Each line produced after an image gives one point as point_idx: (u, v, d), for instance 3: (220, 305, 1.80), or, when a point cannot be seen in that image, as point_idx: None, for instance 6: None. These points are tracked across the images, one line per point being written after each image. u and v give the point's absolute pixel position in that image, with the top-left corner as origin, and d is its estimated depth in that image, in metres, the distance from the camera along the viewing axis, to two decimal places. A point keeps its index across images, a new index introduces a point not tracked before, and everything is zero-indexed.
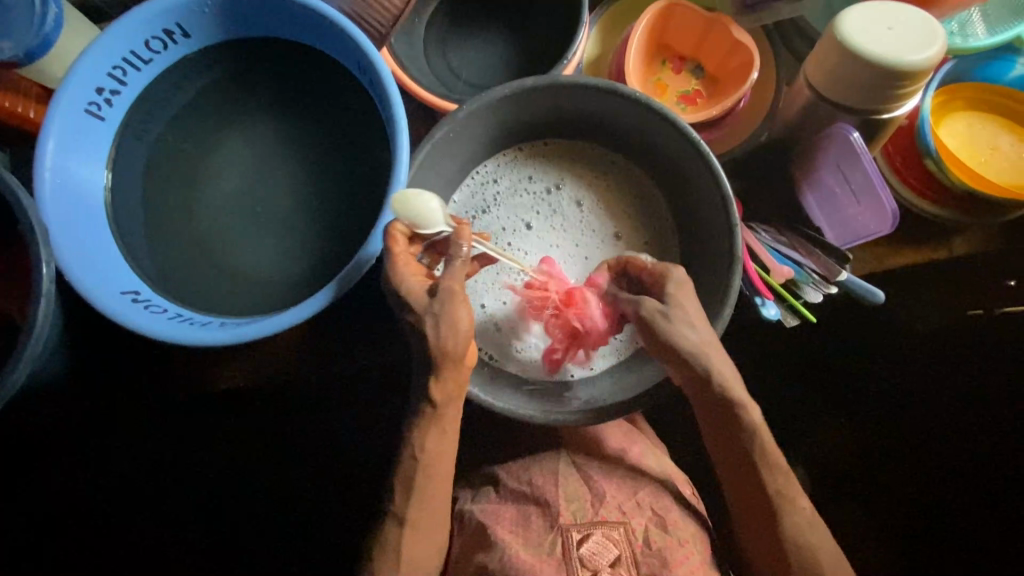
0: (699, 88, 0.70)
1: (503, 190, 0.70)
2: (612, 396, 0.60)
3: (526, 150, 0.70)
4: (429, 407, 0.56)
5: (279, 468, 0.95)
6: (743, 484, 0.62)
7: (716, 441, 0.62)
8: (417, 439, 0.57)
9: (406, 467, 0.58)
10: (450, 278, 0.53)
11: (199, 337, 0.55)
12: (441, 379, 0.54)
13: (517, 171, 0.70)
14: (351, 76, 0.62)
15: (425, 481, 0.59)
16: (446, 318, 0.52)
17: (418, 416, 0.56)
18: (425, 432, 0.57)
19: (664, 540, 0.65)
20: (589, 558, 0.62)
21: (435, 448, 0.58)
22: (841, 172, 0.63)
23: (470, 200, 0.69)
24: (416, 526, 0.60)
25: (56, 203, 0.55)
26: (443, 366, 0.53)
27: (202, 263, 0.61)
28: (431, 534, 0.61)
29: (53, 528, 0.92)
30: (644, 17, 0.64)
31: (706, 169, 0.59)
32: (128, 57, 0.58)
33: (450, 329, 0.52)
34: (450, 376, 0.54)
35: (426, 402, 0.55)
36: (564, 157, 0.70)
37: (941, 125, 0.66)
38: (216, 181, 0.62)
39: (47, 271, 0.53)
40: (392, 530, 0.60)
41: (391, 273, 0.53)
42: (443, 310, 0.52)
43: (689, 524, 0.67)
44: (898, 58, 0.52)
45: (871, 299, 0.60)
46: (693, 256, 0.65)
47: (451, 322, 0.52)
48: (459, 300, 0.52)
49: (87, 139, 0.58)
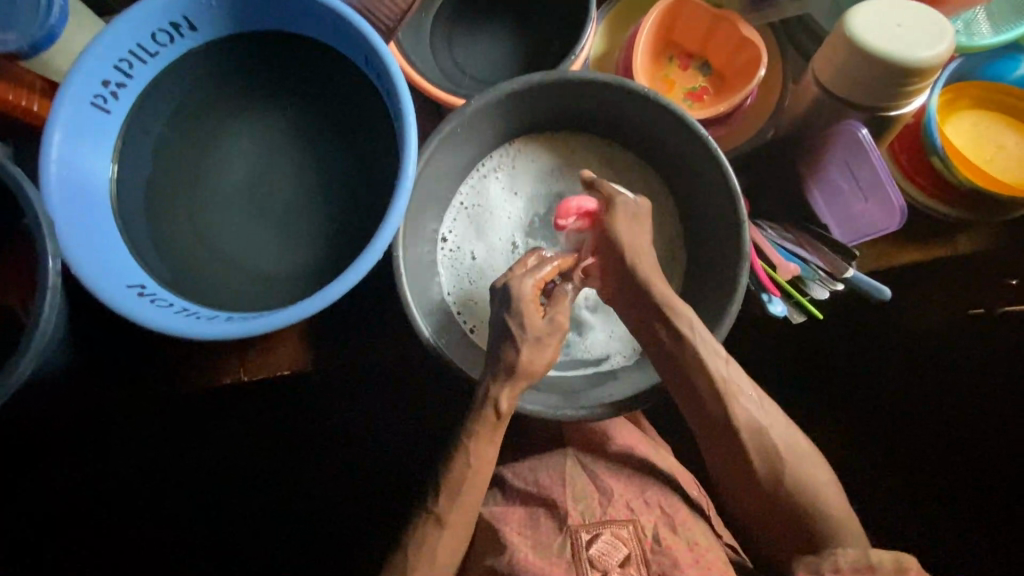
0: (706, 84, 0.69)
1: (538, 173, 0.69)
2: (619, 391, 0.61)
3: (567, 141, 0.69)
4: (491, 413, 0.56)
5: (285, 463, 0.95)
6: (736, 461, 0.59)
7: (704, 428, 0.60)
8: (473, 446, 0.57)
9: (456, 470, 0.58)
10: (563, 315, 0.57)
11: (205, 330, 0.55)
12: (513, 390, 0.56)
13: (539, 167, 0.69)
14: (358, 70, 0.62)
15: (467, 479, 0.58)
16: (537, 345, 0.56)
17: (477, 420, 0.57)
18: (480, 440, 0.57)
19: (672, 539, 0.64)
20: (598, 559, 0.62)
21: (485, 453, 0.58)
22: (849, 169, 0.63)
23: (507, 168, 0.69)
24: (455, 527, 0.58)
25: (63, 196, 0.55)
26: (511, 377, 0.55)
27: (207, 257, 0.61)
28: (456, 540, 0.59)
29: (52, 528, 0.92)
30: (651, 13, 0.64)
31: (717, 169, 0.59)
32: (134, 50, 0.58)
33: (541, 354, 0.56)
34: (521, 387, 0.56)
35: (493, 411, 0.56)
36: (598, 160, 0.69)
37: (946, 122, 0.66)
38: (222, 175, 0.62)
39: (54, 265, 0.54)
40: (429, 527, 0.58)
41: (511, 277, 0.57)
42: (547, 339, 0.56)
43: (699, 524, 0.67)
44: (909, 55, 0.52)
45: (877, 295, 0.60)
46: (699, 252, 0.65)
47: (541, 348, 0.56)
48: (555, 339, 0.56)
49: (92, 131, 0.57)
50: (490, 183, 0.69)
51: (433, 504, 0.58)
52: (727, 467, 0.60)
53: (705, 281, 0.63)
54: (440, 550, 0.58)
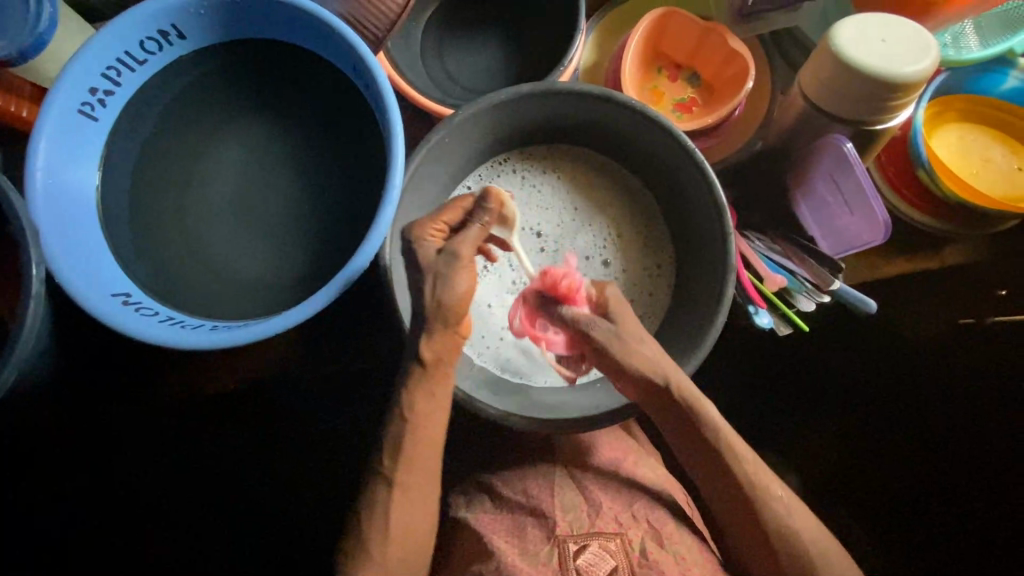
0: (695, 96, 0.70)
1: (557, 182, 0.69)
2: (608, 401, 0.60)
3: (580, 155, 0.70)
4: (418, 366, 0.55)
5: (274, 468, 0.93)
6: (750, 527, 0.61)
7: (704, 476, 0.62)
8: (412, 397, 0.56)
9: (394, 434, 0.57)
10: (462, 245, 0.53)
11: (189, 340, 0.55)
12: (433, 337, 0.53)
13: (556, 174, 0.69)
14: (347, 79, 0.62)
15: (411, 441, 0.57)
16: (446, 282, 0.52)
17: (406, 373, 0.55)
18: (414, 393, 0.56)
19: (660, 553, 0.64)
20: (585, 569, 0.63)
21: (423, 408, 0.56)
22: (834, 182, 0.63)
23: (526, 167, 0.69)
24: (408, 492, 0.58)
25: (48, 203, 0.55)
26: (433, 324, 0.53)
27: (192, 265, 0.61)
28: (416, 521, 0.59)
29: (55, 528, 0.90)
30: (640, 24, 0.64)
31: (704, 182, 0.59)
32: (122, 57, 0.58)
33: (447, 293, 0.52)
34: (444, 334, 0.54)
35: (416, 360, 0.54)
36: (597, 177, 0.70)
37: (933, 136, 0.66)
38: (209, 181, 0.62)
39: (37, 272, 0.54)
40: (381, 492, 0.58)
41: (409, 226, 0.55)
42: (448, 272, 0.52)
43: (687, 540, 0.67)
44: (894, 69, 0.52)
45: (863, 309, 0.60)
46: (688, 261, 0.65)
47: (449, 285, 0.52)
48: (461, 269, 0.53)
49: (79, 139, 0.57)
50: (506, 178, 0.69)
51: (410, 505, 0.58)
52: (737, 520, 0.62)
53: (689, 292, 0.64)
54: (393, 509, 0.58)
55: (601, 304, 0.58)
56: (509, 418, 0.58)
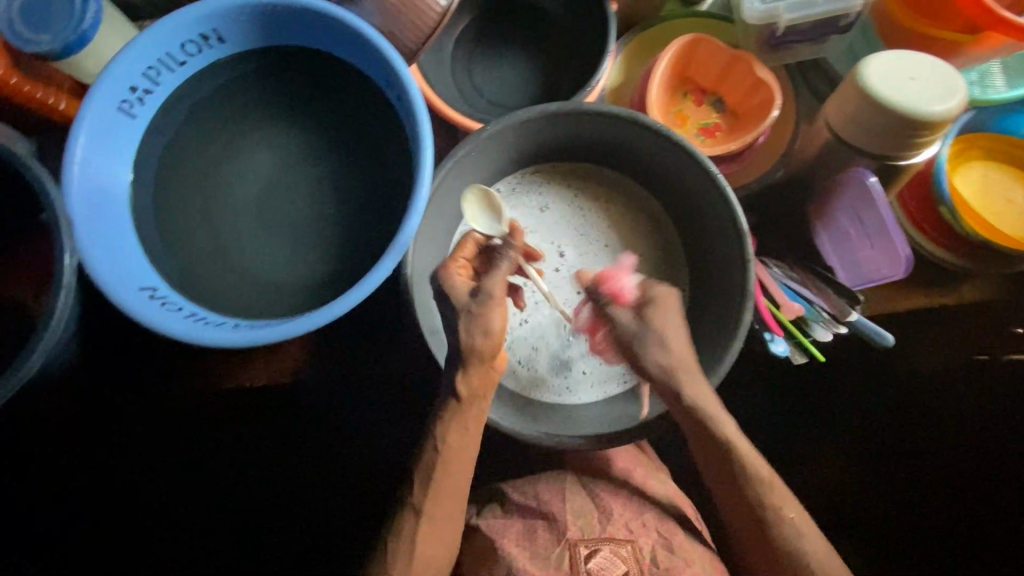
0: (719, 121, 0.71)
1: (589, 201, 0.70)
2: (621, 423, 0.60)
3: (609, 176, 0.70)
4: (455, 400, 0.57)
5: (283, 468, 0.95)
6: (753, 536, 0.61)
7: (719, 490, 0.62)
8: (441, 427, 0.59)
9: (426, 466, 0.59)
10: (492, 284, 0.56)
11: (212, 337, 0.56)
12: (468, 373, 0.56)
13: (587, 192, 0.70)
14: (378, 90, 0.63)
15: (447, 462, 0.59)
16: (481, 322, 0.55)
17: (444, 407, 0.58)
18: (449, 424, 0.58)
19: (671, 561, 0.65)
20: (596, 573, 0.63)
21: (456, 442, 0.59)
22: (857, 215, 0.64)
23: (561, 181, 0.71)
24: (432, 518, 0.60)
25: (83, 195, 0.56)
26: (469, 362, 0.56)
27: (216, 263, 0.62)
28: (440, 540, 0.61)
29: (56, 527, 0.92)
30: (669, 48, 0.65)
31: (726, 210, 0.60)
32: (162, 58, 0.59)
33: (481, 332, 0.55)
34: (483, 371, 0.57)
35: (453, 395, 0.57)
36: (623, 199, 0.70)
37: (956, 173, 0.66)
38: (238, 181, 0.63)
39: (68, 261, 0.55)
40: (408, 519, 0.60)
41: (438, 270, 0.58)
42: (479, 310, 0.55)
43: (698, 547, 0.67)
44: (920, 107, 0.53)
45: (880, 342, 0.60)
46: (705, 285, 0.65)
47: (482, 325, 0.55)
48: (494, 307, 0.55)
49: (116, 135, 0.59)
50: (540, 190, 0.70)
51: (420, 510, 0.60)
52: (745, 532, 0.62)
53: (705, 315, 0.64)
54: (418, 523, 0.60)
55: (640, 305, 0.59)
56: (519, 432, 0.58)
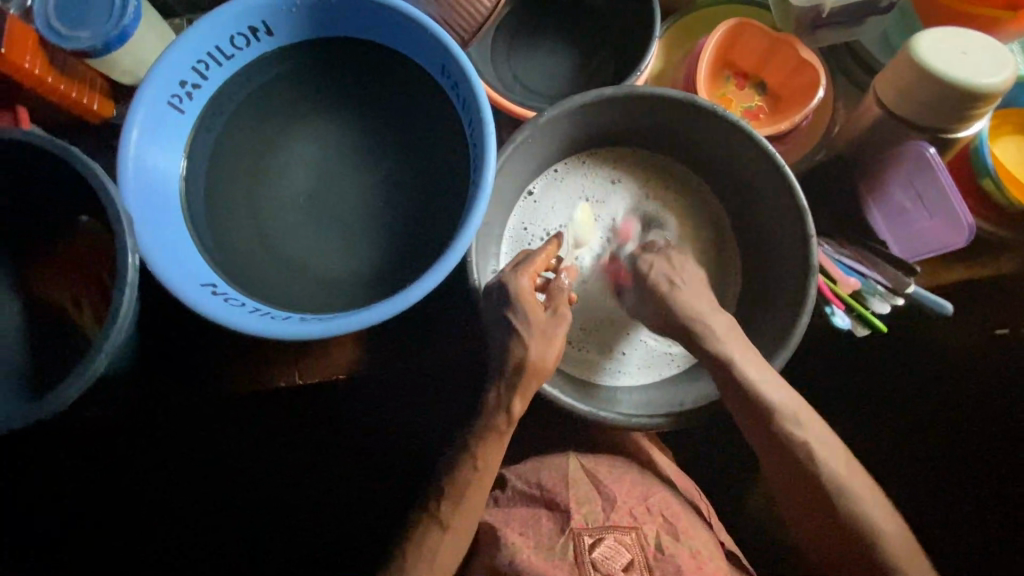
0: (762, 103, 0.72)
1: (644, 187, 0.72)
2: (693, 400, 0.62)
3: (662, 164, 0.72)
4: (496, 428, 0.59)
5: (311, 467, 0.94)
6: (804, 500, 0.62)
7: (762, 452, 0.63)
8: (481, 452, 0.60)
9: (460, 479, 0.61)
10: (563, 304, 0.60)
11: (276, 330, 0.55)
12: (523, 393, 0.58)
13: (642, 180, 0.72)
14: (430, 79, 0.63)
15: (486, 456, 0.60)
16: (549, 338, 0.57)
17: (485, 432, 0.60)
18: (486, 448, 0.60)
19: (675, 546, 0.65)
20: (601, 562, 0.63)
21: (486, 465, 0.61)
22: (913, 188, 0.64)
23: (618, 167, 0.71)
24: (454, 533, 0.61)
25: (137, 192, 0.55)
26: (520, 377, 0.57)
27: (270, 257, 0.61)
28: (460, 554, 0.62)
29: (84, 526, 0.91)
30: (716, 31, 0.66)
31: (784, 187, 0.60)
32: (212, 51, 0.59)
33: (546, 343, 0.57)
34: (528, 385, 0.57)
35: (501, 421, 0.59)
36: (675, 187, 0.72)
37: (994, 147, 0.69)
38: (288, 173, 0.63)
39: (133, 260, 0.53)
40: (432, 531, 0.61)
41: (507, 276, 0.58)
42: (549, 329, 0.57)
43: (700, 534, 0.68)
44: (973, 79, 0.54)
45: (939, 309, 0.62)
46: (761, 264, 0.67)
47: (541, 333, 0.57)
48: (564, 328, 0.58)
49: (166, 130, 0.58)
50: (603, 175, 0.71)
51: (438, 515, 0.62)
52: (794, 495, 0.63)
53: (767, 294, 0.65)
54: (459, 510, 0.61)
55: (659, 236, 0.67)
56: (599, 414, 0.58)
